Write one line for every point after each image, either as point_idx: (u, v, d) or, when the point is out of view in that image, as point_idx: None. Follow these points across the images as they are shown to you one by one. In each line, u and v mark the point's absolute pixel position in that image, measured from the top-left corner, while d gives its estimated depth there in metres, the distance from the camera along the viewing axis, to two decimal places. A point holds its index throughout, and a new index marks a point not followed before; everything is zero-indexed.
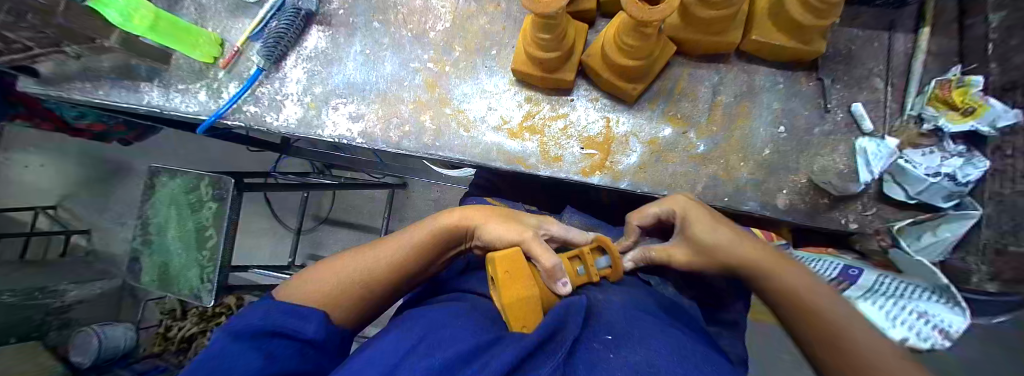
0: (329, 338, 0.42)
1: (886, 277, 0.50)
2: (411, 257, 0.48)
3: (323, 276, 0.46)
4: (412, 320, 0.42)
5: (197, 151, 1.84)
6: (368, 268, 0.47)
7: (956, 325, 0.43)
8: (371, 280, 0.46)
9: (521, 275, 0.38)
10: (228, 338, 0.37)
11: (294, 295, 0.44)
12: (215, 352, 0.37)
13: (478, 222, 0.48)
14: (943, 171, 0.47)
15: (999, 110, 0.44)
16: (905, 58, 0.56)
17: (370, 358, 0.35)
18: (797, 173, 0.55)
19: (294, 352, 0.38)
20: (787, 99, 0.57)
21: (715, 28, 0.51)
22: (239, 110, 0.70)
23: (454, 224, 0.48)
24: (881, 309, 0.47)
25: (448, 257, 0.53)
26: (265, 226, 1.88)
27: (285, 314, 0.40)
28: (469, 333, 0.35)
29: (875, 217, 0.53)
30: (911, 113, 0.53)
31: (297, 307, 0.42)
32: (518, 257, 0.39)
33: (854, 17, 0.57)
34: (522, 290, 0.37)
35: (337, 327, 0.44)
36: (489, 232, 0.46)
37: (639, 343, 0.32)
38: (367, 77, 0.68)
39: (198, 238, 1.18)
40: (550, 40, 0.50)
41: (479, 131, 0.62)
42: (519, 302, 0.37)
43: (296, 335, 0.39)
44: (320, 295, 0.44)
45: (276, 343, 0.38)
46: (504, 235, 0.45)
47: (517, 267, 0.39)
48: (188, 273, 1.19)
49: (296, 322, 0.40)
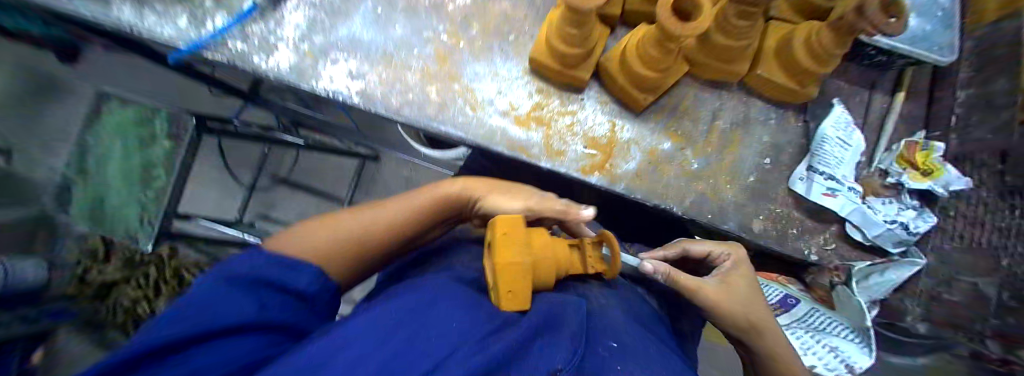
0: (323, 292, 0.37)
1: (817, 310, 0.59)
2: (417, 217, 0.47)
3: (312, 233, 0.42)
4: (413, 289, 0.38)
5: None
6: (371, 222, 0.45)
7: (860, 362, 0.55)
8: (372, 238, 0.45)
9: (514, 245, 0.38)
10: (221, 280, 0.32)
11: (328, 226, 0.43)
12: (199, 292, 0.31)
13: (480, 193, 0.49)
14: (899, 220, 0.56)
15: (953, 176, 0.55)
16: (879, 116, 0.62)
17: (347, 340, 0.27)
18: (774, 202, 0.59)
19: (284, 305, 0.33)
20: (776, 134, 0.60)
21: (726, 57, 0.54)
22: (223, 45, 0.58)
23: (456, 193, 0.49)
24: (800, 341, 0.57)
25: (446, 222, 0.53)
26: (212, 175, 1.71)
27: (280, 266, 0.35)
28: (465, 320, 0.31)
29: (833, 253, 0.58)
30: (878, 166, 0.59)
31: (284, 259, 0.36)
32: (518, 222, 0.40)
33: (844, 70, 0.63)
34: (513, 257, 0.37)
35: (332, 281, 0.39)
36: (494, 204, 0.48)
37: (638, 357, 0.36)
38: (374, 37, 0.62)
39: (139, 174, 1.03)
40: (577, 35, 0.49)
41: (486, 113, 0.59)
42: (509, 267, 0.36)
43: (286, 287, 0.34)
44: (304, 249, 0.39)
45: (267, 293, 0.32)
46: (513, 201, 0.47)
47: (514, 230, 0.39)
48: (120, 216, 1.02)
49: (287, 273, 0.35)
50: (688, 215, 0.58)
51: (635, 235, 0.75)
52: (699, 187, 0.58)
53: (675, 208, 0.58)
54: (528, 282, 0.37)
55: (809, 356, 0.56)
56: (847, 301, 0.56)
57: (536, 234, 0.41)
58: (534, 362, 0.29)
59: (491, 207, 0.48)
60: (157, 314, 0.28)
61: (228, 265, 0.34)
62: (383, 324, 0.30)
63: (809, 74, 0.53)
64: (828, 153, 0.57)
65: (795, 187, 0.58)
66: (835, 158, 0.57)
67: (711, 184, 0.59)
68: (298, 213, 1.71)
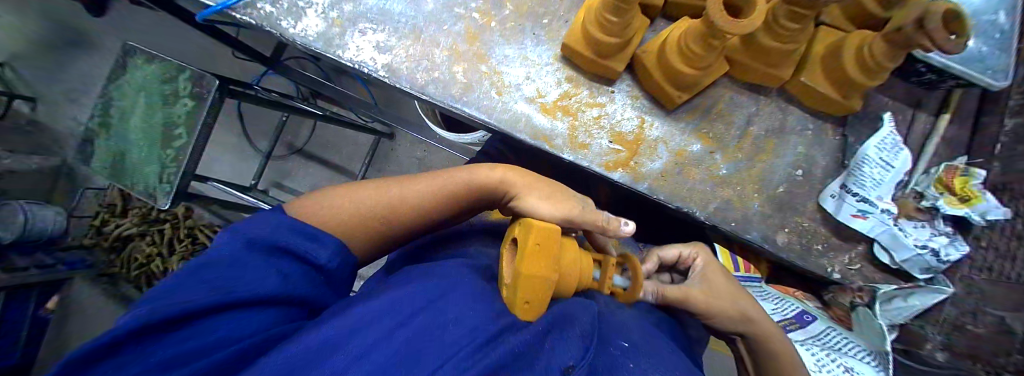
0: (341, 266, 0.40)
1: (834, 329, 0.56)
2: (443, 204, 0.45)
3: (337, 201, 0.43)
4: (427, 270, 0.39)
5: (150, 29, 1.53)
6: (399, 201, 0.44)
7: None
8: (396, 218, 0.44)
9: (545, 261, 0.34)
10: (247, 244, 0.35)
11: (355, 198, 0.43)
12: (228, 253, 0.34)
13: (519, 190, 0.44)
14: (930, 246, 0.53)
15: (992, 205, 0.50)
16: (922, 137, 0.60)
17: (362, 319, 0.29)
18: (802, 216, 0.57)
19: (301, 278, 0.35)
20: (811, 146, 0.58)
21: (770, 59, 0.51)
22: (253, 6, 0.57)
23: (492, 185, 0.44)
24: (813, 355, 0.51)
25: (478, 209, 0.49)
26: (231, 140, 1.74)
27: (303, 236, 0.37)
28: (480, 310, 0.31)
29: (857, 273, 0.57)
30: (914, 188, 0.56)
31: (309, 229, 0.38)
32: (554, 234, 0.35)
33: (889, 85, 0.60)
34: (541, 270, 0.34)
35: (352, 255, 0.42)
36: (531, 208, 0.42)
37: (649, 361, 0.35)
38: (404, 10, 0.60)
39: (163, 133, 1.00)
40: (616, 24, 0.47)
41: (511, 98, 0.58)
42: (534, 279, 0.34)
43: (306, 258, 0.37)
44: (327, 218, 0.41)
45: (287, 262, 0.36)
46: (550, 208, 0.42)
47: (549, 241, 0.35)
48: (146, 170, 1.02)
49: (308, 244, 0.37)
50: (710, 221, 0.56)
51: (654, 237, 0.75)
52: (725, 193, 0.57)
53: (698, 212, 0.56)
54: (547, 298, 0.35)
55: (823, 373, 0.49)
56: (865, 322, 0.55)
57: (566, 246, 0.38)
58: (548, 362, 0.29)
59: (526, 209, 0.43)
60: (191, 273, 0.31)
61: (258, 226, 0.37)
62: (397, 309, 0.30)
63: (856, 85, 0.51)
64: (867, 175, 0.53)
65: (825, 205, 0.57)
66: (873, 179, 0.53)
67: (738, 191, 0.57)
68: (311, 184, 1.73)
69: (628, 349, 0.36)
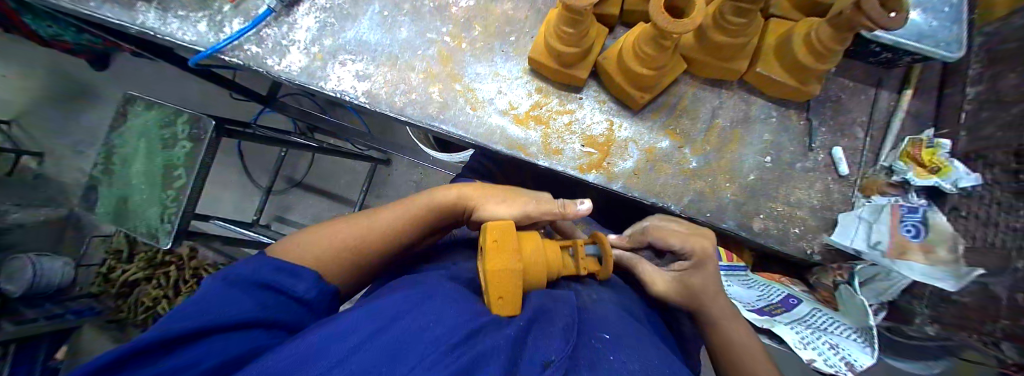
0: (322, 298, 0.40)
1: (819, 310, 0.55)
2: (407, 227, 0.48)
3: (316, 238, 0.45)
4: (408, 283, 0.39)
5: (151, 80, 1.60)
6: (362, 235, 0.46)
7: (861, 360, 0.48)
8: (367, 248, 0.46)
9: (507, 251, 0.39)
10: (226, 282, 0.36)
11: (316, 239, 0.45)
12: (207, 295, 0.35)
13: (476, 201, 0.49)
14: None
15: (962, 172, 0.52)
16: (885, 115, 0.62)
17: (335, 330, 0.30)
18: (775, 202, 0.59)
19: (282, 307, 0.36)
20: (777, 133, 0.60)
21: (724, 55, 0.54)
22: (239, 48, 0.61)
23: (451, 202, 0.49)
24: (799, 335, 0.51)
25: (439, 229, 0.53)
26: (232, 178, 1.78)
27: (278, 271, 0.38)
28: (459, 312, 0.32)
29: (837, 253, 0.59)
30: (882, 163, 0.60)
31: (284, 264, 0.40)
32: (508, 230, 0.41)
33: (848, 69, 0.63)
34: (507, 261, 0.38)
35: (333, 284, 0.42)
36: (489, 212, 0.48)
37: (631, 351, 0.37)
38: (380, 40, 0.64)
39: (163, 175, 1.03)
40: (573, 34, 0.50)
41: (486, 112, 0.61)
42: (503, 271, 0.37)
43: (285, 291, 0.37)
44: (310, 256, 0.42)
45: (266, 296, 0.36)
46: (509, 208, 0.47)
47: (506, 237, 0.41)
48: (147, 212, 1.05)
49: (286, 278, 0.38)
50: (686, 214, 0.58)
51: None
52: (698, 185, 0.59)
53: (674, 206, 0.58)
54: (519, 286, 0.37)
55: (807, 350, 0.49)
56: (848, 300, 0.54)
57: (526, 238, 0.44)
58: (528, 356, 0.30)
59: (486, 215, 0.48)
60: (177, 311, 0.33)
61: (236, 268, 0.38)
62: (375, 317, 0.31)
63: (810, 72, 0.53)
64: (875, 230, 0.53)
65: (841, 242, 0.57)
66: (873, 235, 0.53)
67: (711, 182, 0.59)
68: (312, 214, 1.76)
69: (610, 342, 0.37)
